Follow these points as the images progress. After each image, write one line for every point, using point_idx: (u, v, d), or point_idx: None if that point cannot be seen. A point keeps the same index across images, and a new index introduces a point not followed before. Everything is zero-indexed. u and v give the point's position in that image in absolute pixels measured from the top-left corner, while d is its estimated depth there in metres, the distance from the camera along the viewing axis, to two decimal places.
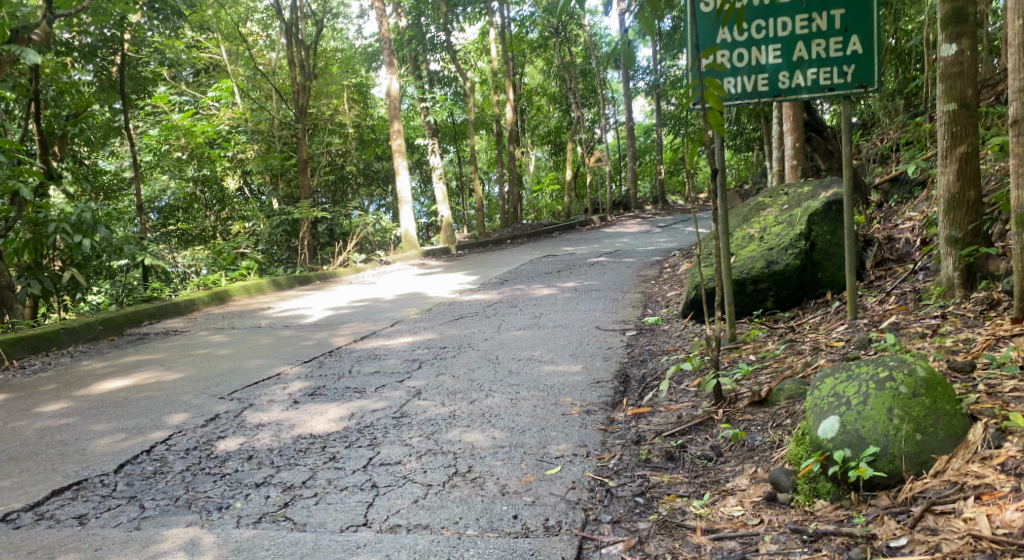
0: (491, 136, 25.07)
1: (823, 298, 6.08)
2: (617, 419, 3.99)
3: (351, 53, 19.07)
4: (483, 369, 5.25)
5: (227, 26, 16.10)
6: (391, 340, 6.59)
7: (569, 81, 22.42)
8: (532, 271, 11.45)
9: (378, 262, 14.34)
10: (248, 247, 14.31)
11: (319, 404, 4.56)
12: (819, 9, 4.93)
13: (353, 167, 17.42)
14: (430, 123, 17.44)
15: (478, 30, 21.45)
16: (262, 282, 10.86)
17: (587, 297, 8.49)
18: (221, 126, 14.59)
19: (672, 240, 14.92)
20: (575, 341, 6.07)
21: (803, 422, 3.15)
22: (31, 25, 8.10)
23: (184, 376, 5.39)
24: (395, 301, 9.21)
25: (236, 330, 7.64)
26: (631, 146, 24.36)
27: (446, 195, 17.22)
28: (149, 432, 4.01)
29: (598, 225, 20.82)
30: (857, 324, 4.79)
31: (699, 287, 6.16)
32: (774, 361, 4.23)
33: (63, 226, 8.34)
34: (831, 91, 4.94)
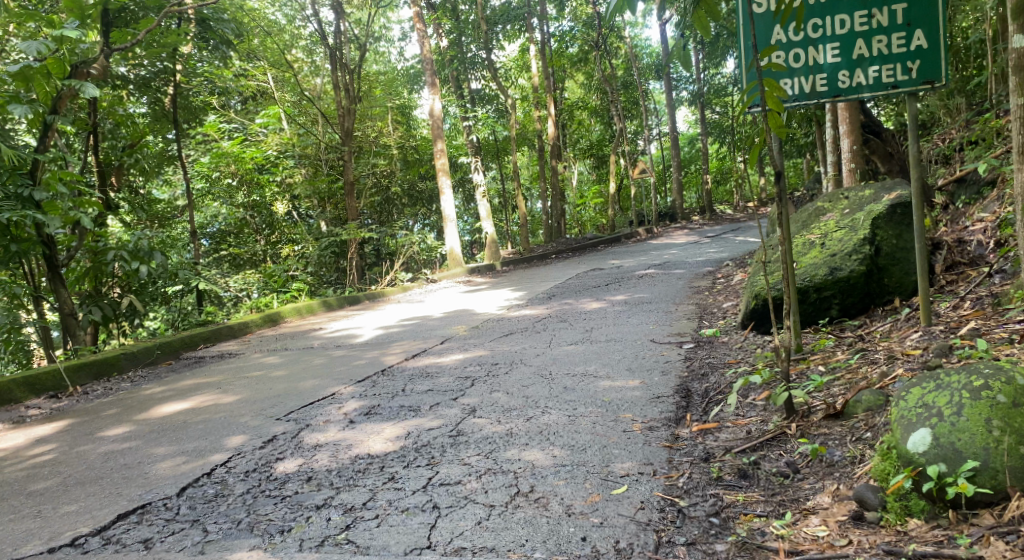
0: (534, 152, 25.03)
1: (891, 305, 5.86)
2: (682, 435, 3.84)
3: (393, 76, 19.27)
4: (538, 385, 5.12)
5: (273, 54, 16.40)
6: (442, 357, 6.53)
7: (610, 94, 22.31)
8: (580, 286, 11.31)
9: (425, 280, 14.37)
10: (297, 269, 14.44)
11: (375, 423, 4.50)
12: (879, 5, 4.77)
13: (398, 187, 17.51)
14: (473, 141, 17.49)
15: (518, 48, 21.52)
16: (313, 303, 10.94)
17: (638, 309, 8.33)
18: (269, 151, 14.78)
19: (722, 250, 14.63)
20: (631, 355, 5.90)
21: (887, 435, 2.95)
22: (90, 60, 8.36)
23: (241, 398, 5.39)
24: (445, 319, 9.17)
25: (289, 351, 7.67)
26: (675, 157, 24.12)
27: (491, 211, 17.18)
28: (209, 454, 3.99)
29: (643, 237, 20.57)
30: (932, 331, 4.56)
31: (759, 296, 5.99)
32: (847, 371, 4.03)
33: (121, 253, 8.55)
34: (894, 88, 4.77)
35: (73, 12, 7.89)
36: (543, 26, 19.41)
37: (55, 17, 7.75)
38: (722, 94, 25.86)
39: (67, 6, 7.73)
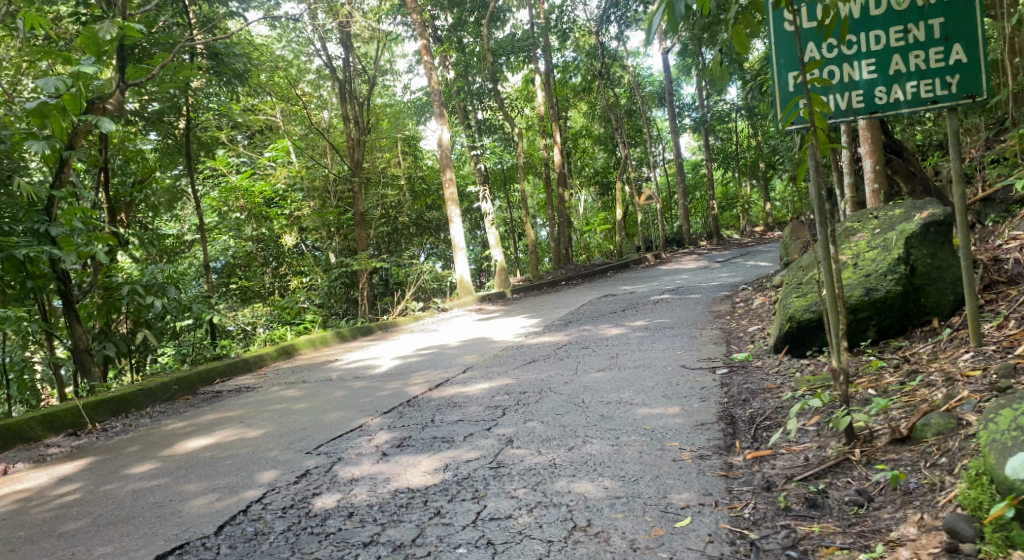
0: (539, 180, 24.98)
1: (930, 326, 5.73)
2: (736, 464, 3.67)
3: (400, 108, 19.32)
4: (573, 413, 4.96)
5: (280, 88, 16.41)
6: (467, 386, 6.38)
7: (616, 122, 22.32)
8: (596, 312, 11.18)
9: (436, 309, 14.21)
10: (307, 301, 14.30)
11: (409, 455, 4.34)
12: (915, 20, 4.71)
13: (407, 218, 17.46)
14: (481, 170, 17.46)
15: (522, 79, 21.61)
16: (326, 335, 10.79)
17: (661, 335, 8.19)
18: (278, 185, 15.00)
19: (735, 275, 14.50)
20: (664, 381, 5.75)
21: (975, 461, 2.78)
22: (106, 95, 8.38)
23: (266, 432, 5.25)
24: (463, 348, 9.01)
25: (309, 383, 7.51)
26: (680, 184, 24.09)
27: (500, 239, 17.09)
28: (242, 491, 3.87)
29: (652, 263, 20.43)
30: (985, 352, 4.42)
31: (794, 318, 5.85)
32: (904, 395, 3.87)
33: (136, 287, 8.46)
34: (933, 103, 4.69)
35: (88, 48, 7.83)
36: (548, 56, 19.46)
37: (72, 53, 7.70)
38: (726, 120, 25.87)
39: (83, 42, 7.68)
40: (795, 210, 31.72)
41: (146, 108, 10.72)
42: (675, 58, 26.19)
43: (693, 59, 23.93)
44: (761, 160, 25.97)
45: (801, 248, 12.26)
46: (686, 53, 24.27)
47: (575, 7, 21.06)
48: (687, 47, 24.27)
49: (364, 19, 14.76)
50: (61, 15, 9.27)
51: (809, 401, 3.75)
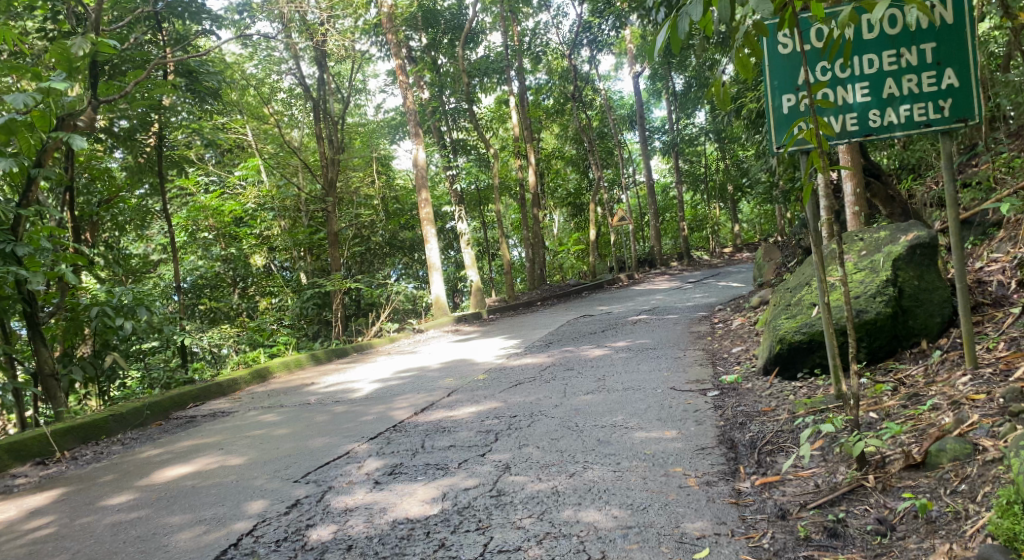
0: (513, 201, 24.95)
1: (918, 348, 5.77)
2: (744, 490, 3.60)
3: (373, 127, 19.14)
4: (569, 438, 4.85)
5: (252, 106, 16.16)
6: (453, 410, 6.23)
7: (588, 144, 22.40)
8: (576, 332, 11.10)
9: (411, 330, 14.02)
10: (278, 322, 13.99)
11: (402, 483, 4.21)
12: (908, 44, 4.73)
13: (380, 238, 17.24)
14: (457, 190, 17.34)
15: (496, 99, 21.60)
16: (301, 357, 10.53)
17: (645, 355, 8.13)
18: (249, 205, 14.64)
19: (709, 295, 14.54)
20: (656, 403, 5.66)
21: (1007, 489, 2.73)
22: (77, 112, 8.11)
23: (249, 459, 5.07)
24: (444, 370, 8.84)
25: (287, 408, 7.28)
26: (651, 206, 24.26)
27: (475, 259, 16.96)
28: (231, 523, 3.77)
29: (625, 283, 20.47)
30: (981, 376, 4.43)
31: (784, 340, 5.80)
32: (912, 417, 3.83)
33: (105, 309, 8.16)
34: (927, 127, 4.73)
35: (60, 64, 7.54)
36: (521, 78, 19.53)
37: (41, 70, 7.39)
38: (696, 144, 26.16)
39: (53, 58, 7.37)
40: (762, 231, 32.16)
41: (115, 125, 10.40)
42: (646, 81, 26.47)
43: (663, 83, 24.19)
44: (729, 183, 26.31)
45: (776, 269, 12.35)
46: (657, 77, 24.55)
47: (547, 30, 21.19)
48: (658, 71, 24.55)
49: (338, 38, 14.63)
50: (28, 31, 8.97)
51: (819, 425, 3.69)
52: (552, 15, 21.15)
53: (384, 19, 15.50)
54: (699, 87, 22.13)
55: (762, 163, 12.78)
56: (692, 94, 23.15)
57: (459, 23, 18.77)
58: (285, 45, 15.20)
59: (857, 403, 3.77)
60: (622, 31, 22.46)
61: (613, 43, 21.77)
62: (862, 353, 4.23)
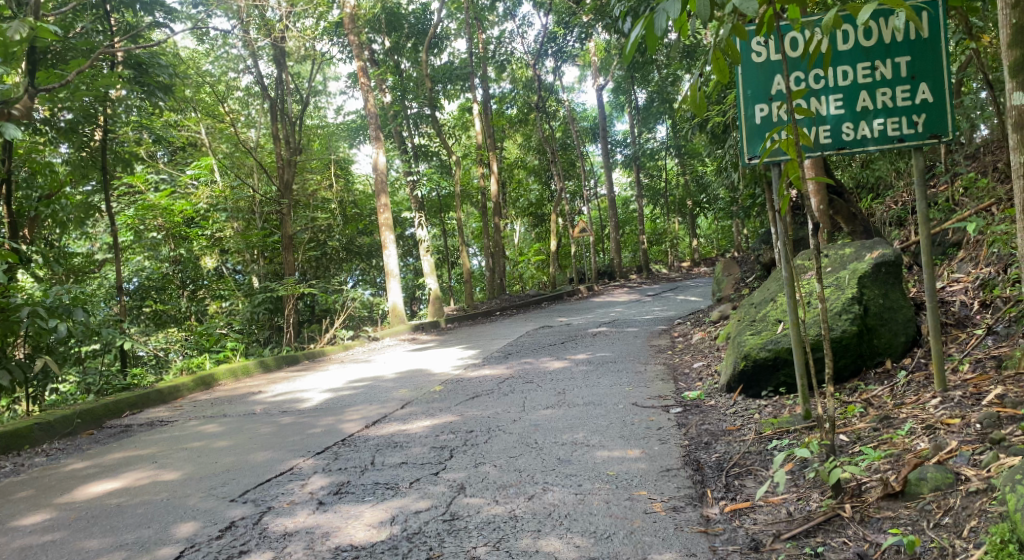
0: (474, 209, 24.71)
1: (883, 368, 5.66)
2: (713, 517, 3.42)
3: (333, 131, 18.71)
4: (528, 456, 4.61)
5: (207, 104, 15.65)
6: (407, 423, 5.95)
7: (551, 155, 22.30)
8: (534, 344, 10.87)
9: (367, 338, 13.63)
10: (227, 326, 13.47)
11: (349, 503, 3.94)
12: (883, 57, 4.62)
13: (337, 243, 16.78)
14: (418, 197, 17.01)
15: (459, 106, 21.32)
16: (248, 364, 10.09)
17: (605, 369, 7.94)
18: (201, 205, 14.20)
19: (669, 309, 14.46)
20: (618, 420, 5.45)
21: (1001, 526, 2.61)
22: (11, 100, 7.60)
23: (183, 474, 4.73)
24: (398, 380, 8.53)
25: (230, 418, 6.90)
26: (612, 218, 24.21)
27: (434, 267, 16.62)
28: (158, 549, 3.49)
29: (585, 295, 20.36)
30: (951, 398, 4.34)
31: (749, 357, 5.65)
32: (885, 442, 3.69)
33: (37, 309, 7.67)
34: (900, 142, 4.63)
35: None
36: (485, 86, 19.37)
37: None
38: (657, 158, 26.28)
39: None
40: (719, 246, 32.42)
41: (58, 118, 9.89)
42: (609, 94, 26.53)
43: (626, 96, 24.26)
44: (688, 198, 26.45)
45: (735, 284, 12.29)
46: (620, 90, 24.61)
47: (512, 39, 21.08)
48: (621, 85, 24.62)
49: (296, 37, 14.29)
50: None
51: (793, 450, 3.51)
52: (518, 24, 21.06)
53: (347, 20, 15.17)
54: (662, 102, 22.23)
55: (722, 178, 12.74)
56: (655, 109, 23.25)
57: (423, 28, 18.55)
58: (243, 42, 14.82)
59: (833, 428, 3.61)
60: (587, 43, 22.46)
61: (577, 54, 21.75)
62: (837, 373, 4.07)
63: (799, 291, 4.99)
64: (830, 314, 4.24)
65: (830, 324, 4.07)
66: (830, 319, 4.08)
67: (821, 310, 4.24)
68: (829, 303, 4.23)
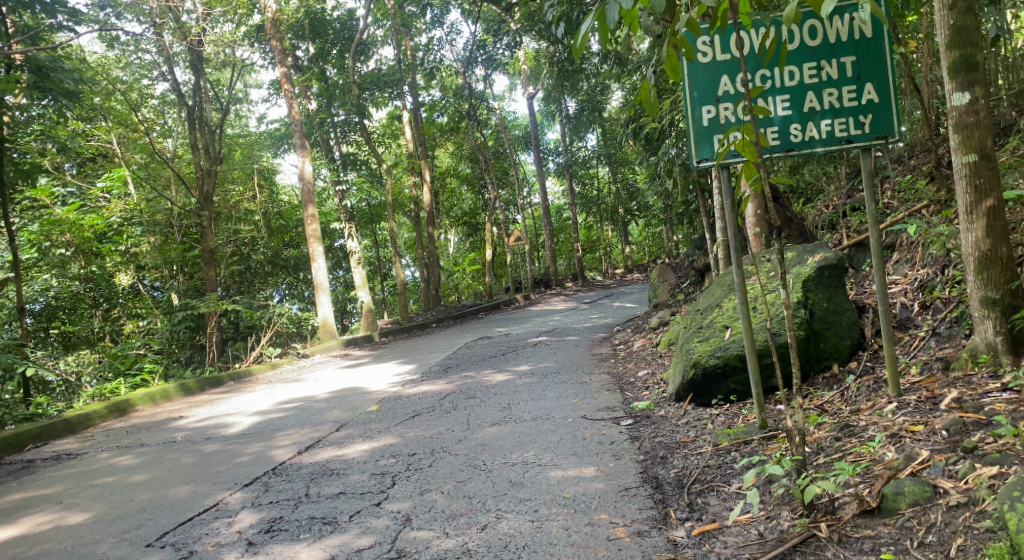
0: (406, 219, 24.25)
1: (830, 372, 5.59)
2: (681, 541, 3.34)
3: (256, 139, 18.02)
4: (476, 480, 4.33)
5: (118, 112, 14.75)
6: (343, 448, 5.58)
7: (483, 164, 22.08)
8: (474, 356, 10.55)
9: (296, 355, 13.05)
10: (145, 348, 12.64)
11: (282, 543, 3.63)
12: (828, 56, 4.53)
13: (262, 256, 16.10)
14: (347, 207, 16.46)
15: (388, 114, 20.88)
16: (168, 388, 9.44)
17: (549, 381, 7.70)
18: (112, 219, 13.03)
19: (606, 316, 14.35)
20: (568, 435, 5.22)
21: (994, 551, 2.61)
22: None
23: (94, 516, 4.30)
24: (331, 401, 8.09)
25: (147, 448, 6.36)
26: (545, 226, 24.07)
27: (366, 279, 16.10)
28: None
29: (521, 304, 20.14)
30: (907, 403, 4.28)
31: (698, 365, 5.49)
32: (851, 453, 3.57)
33: None
34: (848, 143, 4.53)
35: None
36: (414, 94, 18.97)
37: None
38: (588, 167, 26.35)
39: None
40: (650, 253, 32.80)
41: None
42: (539, 102, 26.48)
43: (557, 105, 24.23)
44: (619, 205, 26.59)
45: (671, 289, 12.24)
46: (550, 99, 24.57)
47: (441, 47, 20.78)
48: (550, 94, 24.58)
49: (214, 42, 13.61)
50: None
51: (764, 467, 3.36)
52: (446, 32, 20.78)
53: (268, 25, 14.56)
54: (591, 111, 22.30)
55: (655, 185, 12.70)
56: (584, 118, 23.29)
57: (349, 36, 18.09)
58: (156, 46, 14.10)
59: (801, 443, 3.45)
60: (516, 51, 22.33)
61: (507, 63, 21.59)
62: (800, 381, 3.91)
63: (751, 295, 4.86)
64: (791, 320, 4.09)
65: (792, 332, 3.92)
66: (793, 326, 3.93)
67: (785, 317, 4.08)
68: (788, 308, 4.09)
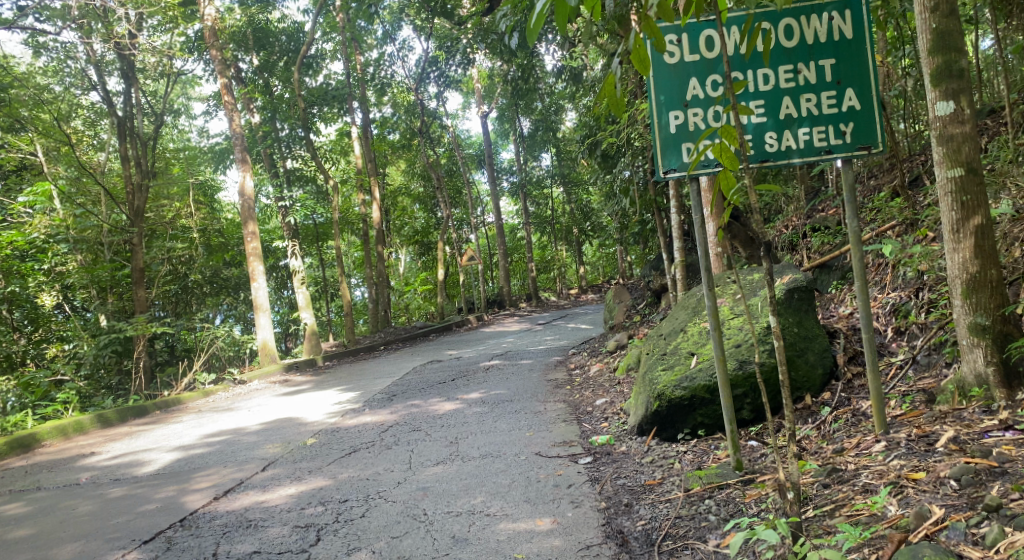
0: (354, 238, 23.56)
1: (804, 404, 5.14)
2: None
3: (194, 155, 17.17)
4: (414, 536, 3.86)
5: (46, 124, 13.78)
6: (268, 492, 4.97)
7: (436, 182, 21.55)
8: (421, 382, 9.96)
9: (232, 382, 12.25)
10: (67, 374, 11.72)
11: None
12: (806, 59, 4.13)
13: (199, 276, 15.22)
14: (290, 224, 15.65)
15: (337, 130, 20.16)
16: (82, 420, 8.65)
17: (501, 410, 7.16)
18: (34, 235, 11.90)
19: (561, 338, 13.88)
20: (521, 476, 4.68)
21: None
22: None
23: None
24: (262, 433, 7.42)
25: (43, 494, 5.68)
26: (500, 246, 23.46)
27: (310, 300, 15.29)
28: None
29: (474, 325, 19.54)
30: (896, 440, 3.87)
31: (662, 397, 5.00)
32: (845, 515, 3.29)
33: None
34: (828, 153, 4.13)
35: None
36: (364, 110, 18.38)
37: None
38: (542, 186, 25.97)
39: None
40: (604, 273, 32.59)
41: None
42: (493, 121, 26.06)
43: (511, 124, 23.81)
44: (574, 226, 26.27)
45: (627, 311, 11.82)
46: (503, 119, 24.18)
47: (392, 63, 20.23)
48: (503, 112, 24.18)
49: (148, 50, 12.76)
50: None
51: (755, 530, 2.94)
52: (398, 47, 20.27)
53: (207, 34, 13.78)
54: (545, 131, 21.95)
55: (610, 204, 12.30)
56: (539, 137, 22.91)
57: (295, 48, 17.37)
58: (85, 53, 13.19)
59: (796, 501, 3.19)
60: (469, 69, 21.91)
61: (460, 80, 21.10)
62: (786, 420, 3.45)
63: (721, 318, 4.38)
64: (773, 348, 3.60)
65: (782, 366, 3.46)
66: (782, 359, 3.46)
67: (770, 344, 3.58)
68: (774, 337, 3.62)
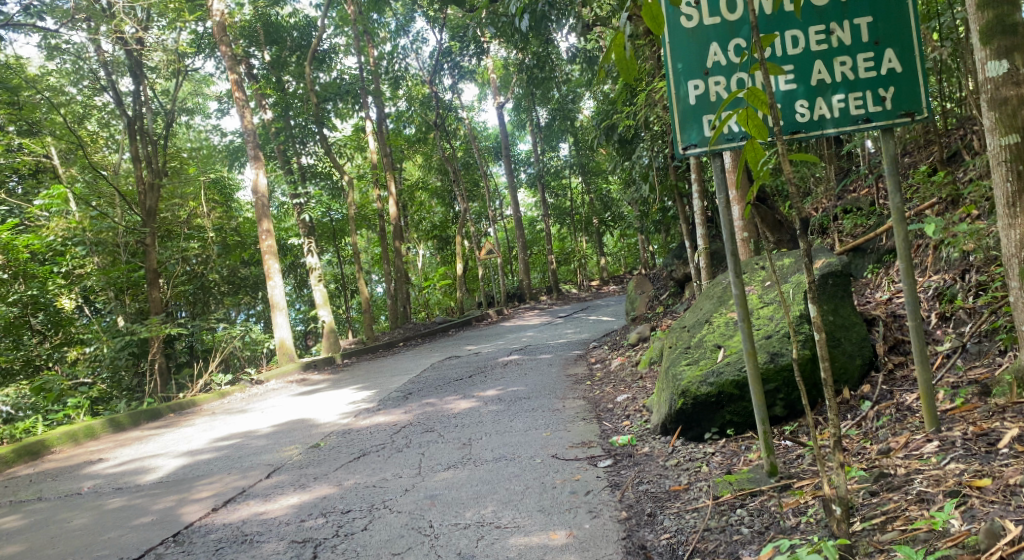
0: (372, 234, 23.33)
1: (842, 398, 4.74)
2: None
3: (208, 155, 16.98)
4: (416, 553, 3.56)
5: (61, 127, 13.61)
6: (269, 501, 4.69)
7: (453, 176, 21.18)
8: (437, 379, 9.65)
9: (248, 382, 12.03)
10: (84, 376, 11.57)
11: None
12: (839, 18, 3.73)
13: (217, 275, 15.09)
14: (306, 221, 15.40)
15: (353, 126, 19.84)
16: (92, 425, 8.45)
17: (517, 408, 6.82)
18: (51, 239, 11.74)
19: (582, 331, 13.50)
20: (535, 482, 4.34)
21: None
22: None
23: None
24: (272, 436, 7.15)
25: (42, 505, 5.45)
26: (519, 238, 22.93)
27: (327, 297, 15.07)
28: None
29: (494, 320, 19.20)
30: (950, 440, 3.48)
31: (687, 394, 4.64)
32: (903, 534, 2.92)
33: None
34: (866, 122, 3.73)
35: None
36: (379, 105, 18.03)
37: None
38: (561, 177, 25.50)
39: None
40: (625, 263, 32.11)
41: None
42: (510, 113, 25.65)
43: (528, 115, 23.34)
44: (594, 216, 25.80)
45: (649, 301, 11.42)
46: (520, 109, 23.76)
47: (406, 56, 19.90)
48: (520, 103, 23.76)
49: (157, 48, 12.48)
50: None
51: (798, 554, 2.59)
52: (411, 40, 19.91)
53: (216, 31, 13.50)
54: (562, 120, 21.45)
55: (630, 191, 11.87)
56: (556, 127, 22.46)
57: (306, 43, 17.07)
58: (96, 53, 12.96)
59: (845, 517, 2.84)
60: (484, 59, 21.48)
61: (475, 71, 20.69)
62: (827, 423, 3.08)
63: (751, 307, 3.99)
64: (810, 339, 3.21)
65: (824, 362, 3.07)
66: (824, 355, 3.08)
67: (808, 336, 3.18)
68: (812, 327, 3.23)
